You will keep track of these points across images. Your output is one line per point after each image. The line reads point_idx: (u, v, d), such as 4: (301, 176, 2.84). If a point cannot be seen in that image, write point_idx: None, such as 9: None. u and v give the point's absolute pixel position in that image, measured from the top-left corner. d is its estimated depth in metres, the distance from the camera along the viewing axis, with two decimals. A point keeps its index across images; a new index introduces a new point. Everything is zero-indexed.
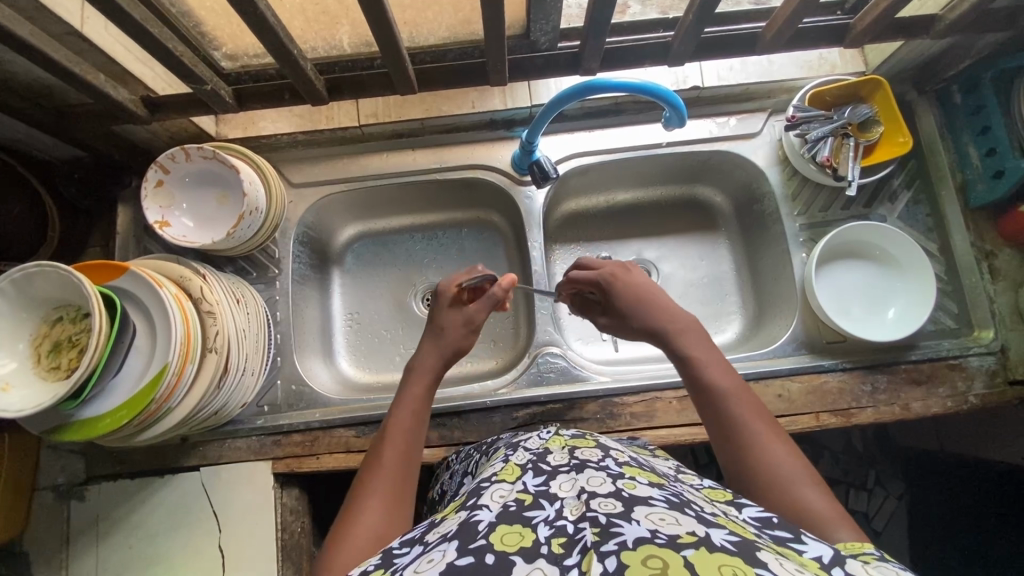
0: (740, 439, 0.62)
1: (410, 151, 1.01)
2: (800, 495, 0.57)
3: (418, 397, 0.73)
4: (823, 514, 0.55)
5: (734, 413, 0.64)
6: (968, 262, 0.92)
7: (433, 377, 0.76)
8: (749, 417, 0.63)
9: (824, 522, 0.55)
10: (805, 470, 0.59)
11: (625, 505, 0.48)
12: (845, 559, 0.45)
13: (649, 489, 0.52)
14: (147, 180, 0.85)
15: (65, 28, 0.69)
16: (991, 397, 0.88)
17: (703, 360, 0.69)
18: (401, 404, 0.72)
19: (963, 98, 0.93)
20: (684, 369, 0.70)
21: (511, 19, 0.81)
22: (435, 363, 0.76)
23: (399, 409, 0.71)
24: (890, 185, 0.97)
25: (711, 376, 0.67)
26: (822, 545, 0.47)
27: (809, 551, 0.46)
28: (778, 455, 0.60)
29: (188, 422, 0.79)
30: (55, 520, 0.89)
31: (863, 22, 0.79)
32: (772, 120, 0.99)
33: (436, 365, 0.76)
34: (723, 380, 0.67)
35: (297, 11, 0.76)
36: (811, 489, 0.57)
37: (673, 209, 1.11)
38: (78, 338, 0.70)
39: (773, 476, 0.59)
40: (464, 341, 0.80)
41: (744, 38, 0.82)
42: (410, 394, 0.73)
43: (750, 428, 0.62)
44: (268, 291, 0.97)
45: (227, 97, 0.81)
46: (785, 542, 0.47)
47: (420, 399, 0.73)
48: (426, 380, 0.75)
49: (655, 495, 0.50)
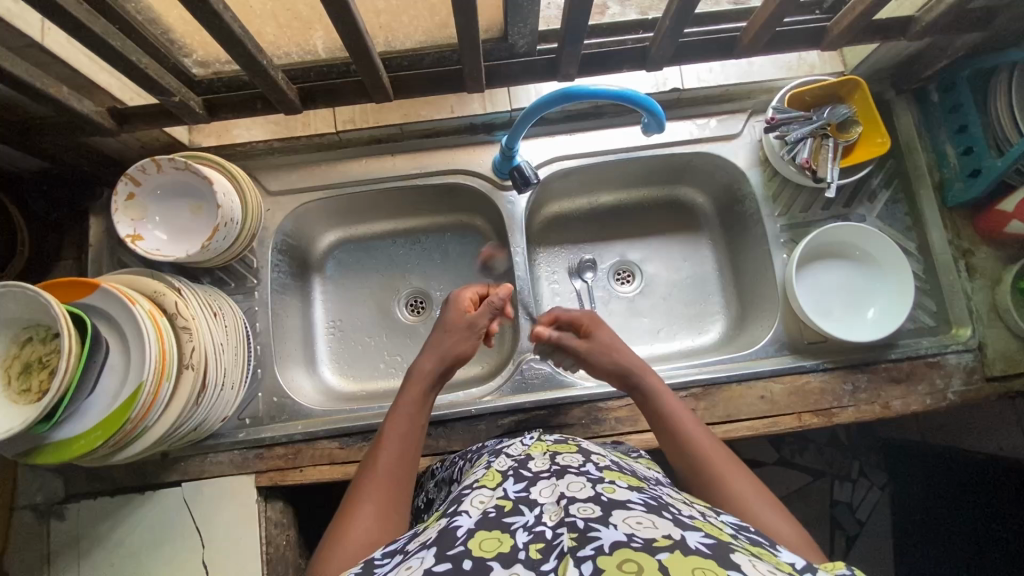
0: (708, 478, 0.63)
1: (389, 156, 1.00)
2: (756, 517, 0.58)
3: (414, 401, 0.73)
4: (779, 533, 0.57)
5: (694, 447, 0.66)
6: (946, 259, 0.93)
7: (430, 381, 0.75)
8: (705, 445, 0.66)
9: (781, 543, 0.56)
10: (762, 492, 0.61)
11: (603, 509, 0.48)
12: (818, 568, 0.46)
13: (628, 492, 0.52)
14: (117, 193, 0.83)
15: (26, 40, 0.67)
16: (969, 394, 0.89)
17: (665, 400, 0.73)
18: (396, 408, 0.72)
19: (941, 97, 0.93)
20: (654, 418, 0.73)
21: (488, 22, 0.80)
22: (434, 363, 0.76)
23: (395, 415, 0.71)
24: (869, 184, 0.97)
25: (679, 422, 0.70)
26: (796, 556, 0.47)
27: (784, 557, 0.47)
28: (746, 493, 0.61)
29: (167, 440, 0.78)
30: (33, 539, 0.87)
31: (839, 26, 0.79)
32: (753, 121, 0.99)
33: (436, 366, 0.76)
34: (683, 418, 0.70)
35: (269, 17, 0.74)
36: (770, 512, 0.59)
37: (655, 210, 1.10)
38: (48, 359, 0.68)
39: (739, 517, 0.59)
40: (467, 346, 0.79)
41: (722, 40, 0.82)
42: (406, 396, 0.73)
43: (716, 467, 0.63)
44: (247, 301, 0.95)
45: (197, 108, 0.80)
46: (763, 545, 0.49)
47: (415, 403, 0.73)
48: (425, 384, 0.75)
49: (633, 498, 0.51)
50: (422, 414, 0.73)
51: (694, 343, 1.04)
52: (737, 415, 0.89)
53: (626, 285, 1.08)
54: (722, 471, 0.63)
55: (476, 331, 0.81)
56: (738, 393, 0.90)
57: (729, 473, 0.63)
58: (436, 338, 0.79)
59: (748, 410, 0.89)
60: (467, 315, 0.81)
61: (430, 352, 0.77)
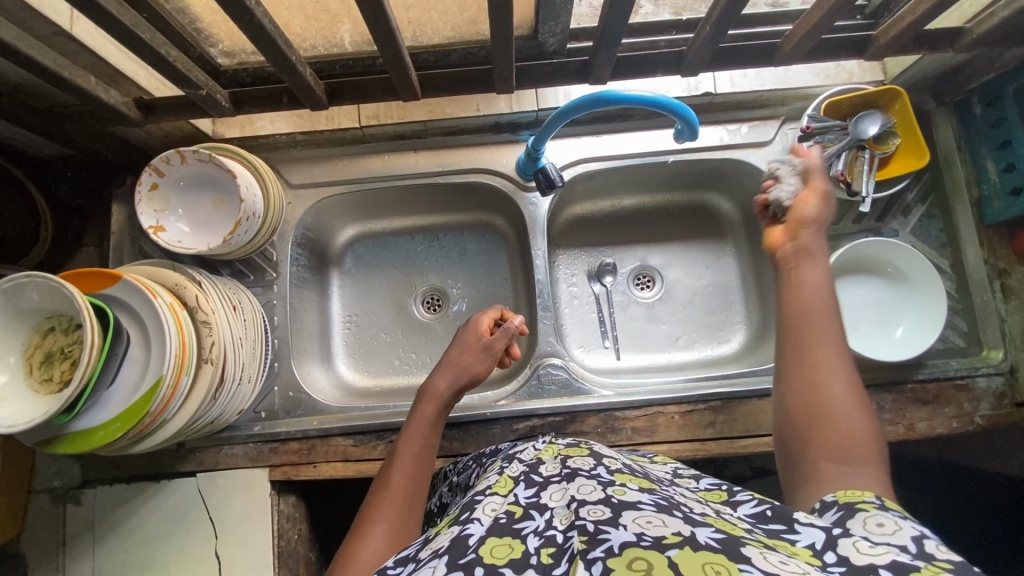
0: (805, 373, 0.60)
1: (412, 153, 0.99)
2: (838, 418, 0.57)
3: (428, 419, 0.72)
4: (855, 440, 0.56)
5: (809, 335, 0.62)
6: (980, 280, 0.90)
7: (445, 401, 0.75)
8: (822, 335, 0.62)
9: (855, 450, 0.55)
10: (858, 399, 0.59)
11: (613, 510, 0.47)
12: (837, 540, 0.45)
13: (638, 494, 0.51)
14: (140, 183, 0.83)
15: (54, 29, 0.66)
16: (997, 418, 0.87)
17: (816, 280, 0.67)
18: (410, 425, 0.72)
19: (984, 110, 0.90)
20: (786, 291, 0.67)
21: (520, 19, 0.78)
22: (447, 385, 0.75)
23: (409, 433, 0.71)
24: (904, 199, 0.94)
25: (807, 306, 0.64)
26: (813, 530, 0.47)
27: (802, 540, 0.46)
28: (839, 399, 0.58)
29: (185, 432, 0.78)
30: (51, 522, 0.88)
31: (886, 35, 0.76)
32: (786, 128, 0.96)
33: (451, 387, 0.75)
34: (818, 304, 0.64)
35: (297, 9, 0.73)
36: (856, 417, 0.57)
37: (679, 215, 1.08)
38: (71, 350, 0.68)
39: (818, 420, 0.58)
40: (482, 369, 0.78)
41: (761, 46, 0.80)
42: (419, 414, 0.73)
43: (820, 365, 0.60)
44: (265, 294, 0.95)
45: (224, 101, 0.79)
46: (779, 535, 0.47)
47: (428, 421, 0.72)
48: (438, 403, 0.74)
49: (644, 499, 0.49)
50: (435, 434, 0.72)
51: (713, 352, 1.02)
52: (757, 430, 0.88)
53: (647, 290, 1.06)
54: (821, 371, 0.60)
55: (491, 355, 0.79)
56: (759, 408, 0.88)
57: (830, 374, 0.60)
58: (455, 355, 0.78)
59: (767, 426, 0.87)
60: (482, 336, 0.80)
61: (445, 370, 0.77)
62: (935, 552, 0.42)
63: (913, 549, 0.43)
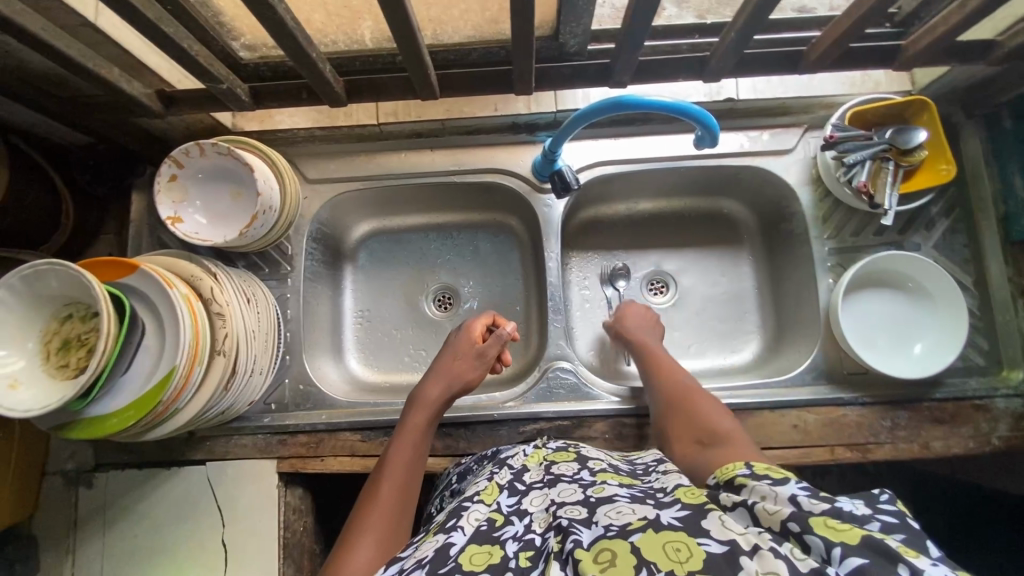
0: (677, 405, 0.73)
1: (428, 151, 0.99)
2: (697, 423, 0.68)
3: (420, 427, 0.73)
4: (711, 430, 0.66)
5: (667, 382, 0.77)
6: (1003, 297, 0.89)
7: (435, 409, 0.75)
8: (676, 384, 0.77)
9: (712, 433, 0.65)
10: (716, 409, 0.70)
11: (589, 509, 0.48)
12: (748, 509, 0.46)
13: (617, 489, 0.52)
14: (160, 173, 0.84)
15: (79, 20, 0.67)
16: (1015, 441, 0.85)
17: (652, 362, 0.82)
18: (401, 433, 0.72)
19: (1015, 124, 0.87)
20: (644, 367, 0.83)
21: (541, 19, 0.77)
22: (440, 392, 0.76)
23: (401, 439, 0.71)
24: (928, 212, 0.92)
25: (662, 375, 0.79)
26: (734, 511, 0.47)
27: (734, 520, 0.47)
28: (708, 413, 0.69)
29: (195, 421, 0.80)
30: (63, 504, 0.90)
31: (916, 45, 0.74)
32: (808, 136, 0.94)
33: (443, 394, 0.76)
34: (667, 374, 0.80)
35: (318, 5, 0.73)
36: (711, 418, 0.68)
37: (695, 221, 1.07)
38: (87, 338, 0.70)
39: (693, 433, 0.67)
40: (474, 376, 0.81)
41: (786, 53, 0.78)
42: (411, 423, 0.73)
43: (681, 400, 0.73)
44: (279, 287, 0.96)
45: (243, 95, 0.80)
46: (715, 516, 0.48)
47: (420, 430, 0.72)
48: (428, 412, 0.74)
49: (620, 492, 0.51)
50: (426, 443, 0.72)
51: (726, 361, 1.01)
52: (769, 443, 0.86)
53: (660, 296, 1.05)
54: (681, 400, 0.73)
55: (484, 362, 0.82)
56: (771, 420, 0.87)
57: (699, 402, 0.72)
58: (446, 362, 0.80)
59: (778, 438, 0.86)
60: (474, 343, 0.82)
61: (436, 377, 0.78)
62: (810, 507, 0.44)
63: (793, 511, 0.44)
